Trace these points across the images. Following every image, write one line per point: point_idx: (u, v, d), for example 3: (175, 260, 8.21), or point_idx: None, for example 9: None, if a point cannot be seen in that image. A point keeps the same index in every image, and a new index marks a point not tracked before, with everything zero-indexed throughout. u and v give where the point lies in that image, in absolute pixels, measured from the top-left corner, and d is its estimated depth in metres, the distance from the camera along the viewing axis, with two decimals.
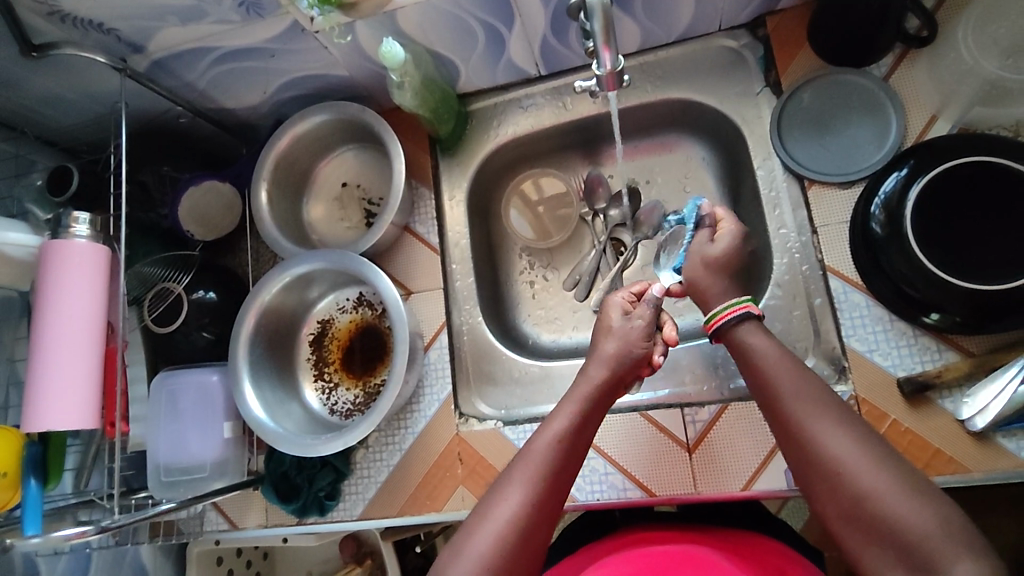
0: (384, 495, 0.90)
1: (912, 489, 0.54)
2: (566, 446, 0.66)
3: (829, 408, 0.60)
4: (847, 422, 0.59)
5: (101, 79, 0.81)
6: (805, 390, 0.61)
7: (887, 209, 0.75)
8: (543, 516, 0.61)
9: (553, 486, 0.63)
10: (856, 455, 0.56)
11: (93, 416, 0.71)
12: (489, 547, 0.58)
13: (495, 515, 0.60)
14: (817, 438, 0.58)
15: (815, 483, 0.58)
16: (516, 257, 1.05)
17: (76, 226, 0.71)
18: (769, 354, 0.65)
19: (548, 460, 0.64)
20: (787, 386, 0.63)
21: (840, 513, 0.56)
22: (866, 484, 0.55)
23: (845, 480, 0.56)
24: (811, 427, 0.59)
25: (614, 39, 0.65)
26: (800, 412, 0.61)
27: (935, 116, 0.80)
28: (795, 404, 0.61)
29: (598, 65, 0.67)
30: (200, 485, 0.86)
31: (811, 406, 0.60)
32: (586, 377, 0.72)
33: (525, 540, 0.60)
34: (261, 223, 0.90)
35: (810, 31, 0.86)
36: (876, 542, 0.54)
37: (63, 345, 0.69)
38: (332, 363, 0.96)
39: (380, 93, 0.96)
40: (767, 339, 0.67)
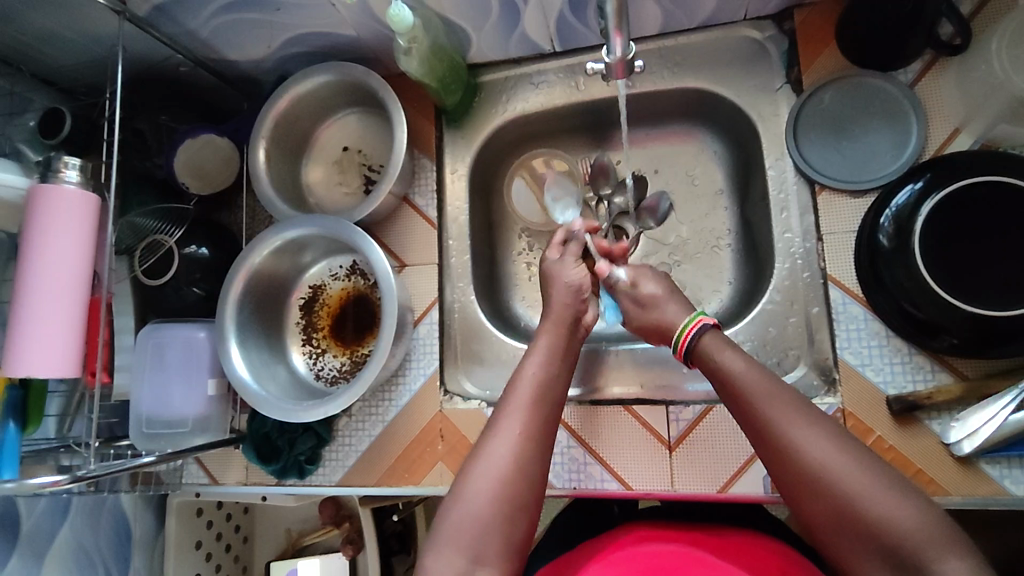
0: (364, 464, 0.91)
1: (891, 487, 0.55)
2: (542, 393, 0.66)
3: (811, 415, 0.59)
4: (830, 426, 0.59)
5: (99, 20, 0.78)
6: (783, 398, 0.61)
7: (897, 221, 0.73)
8: (535, 469, 0.61)
9: (539, 429, 0.63)
10: (841, 459, 0.56)
11: (75, 365, 0.70)
12: (489, 505, 0.58)
13: (485, 475, 0.59)
14: (797, 443, 0.58)
15: (794, 487, 0.58)
16: (515, 237, 1.03)
17: (66, 170, 0.70)
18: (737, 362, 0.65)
19: (527, 411, 0.64)
20: (765, 396, 0.61)
21: (827, 517, 0.56)
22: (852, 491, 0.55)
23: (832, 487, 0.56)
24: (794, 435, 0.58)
25: (627, 24, 0.60)
26: (780, 417, 0.60)
27: (958, 130, 0.78)
28: (784, 414, 0.60)
29: (609, 50, 0.63)
30: (180, 439, 0.87)
31: (799, 412, 0.59)
32: (546, 332, 0.73)
33: (518, 488, 0.59)
34: (257, 181, 0.88)
35: (839, 28, 0.82)
36: (860, 543, 0.55)
37: (45, 294, 0.68)
38: (321, 329, 0.96)
39: (387, 56, 0.93)
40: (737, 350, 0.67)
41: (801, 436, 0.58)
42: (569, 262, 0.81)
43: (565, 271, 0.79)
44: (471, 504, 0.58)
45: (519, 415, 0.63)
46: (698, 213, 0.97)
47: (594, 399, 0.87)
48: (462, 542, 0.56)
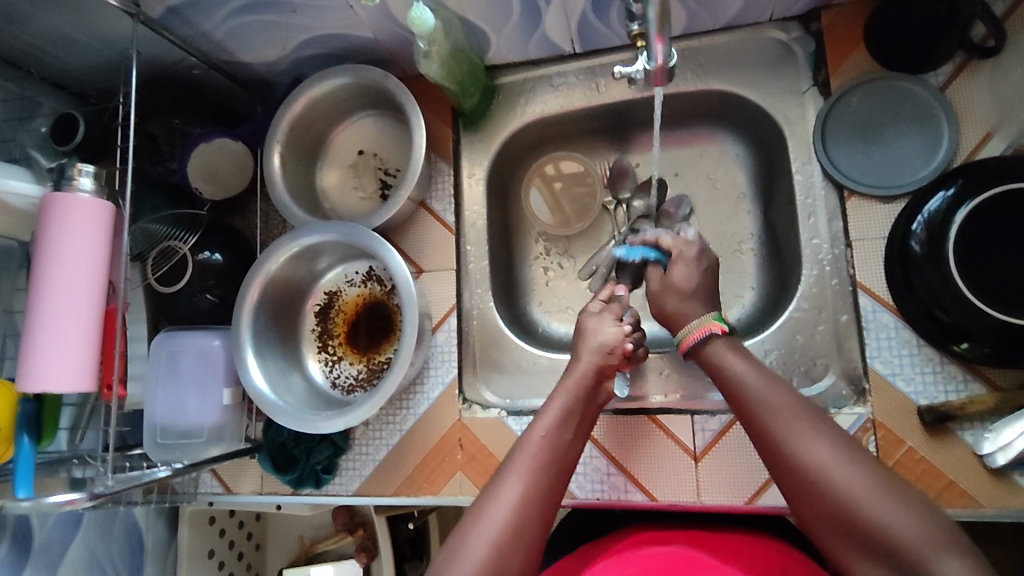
0: (381, 474, 0.89)
1: (890, 493, 0.52)
2: (552, 454, 0.63)
3: (803, 416, 0.58)
4: (821, 428, 0.57)
5: (111, 23, 0.77)
6: (778, 399, 0.59)
7: (929, 228, 0.72)
8: (534, 532, 0.58)
9: (547, 487, 0.61)
10: (828, 459, 0.54)
11: (91, 378, 0.68)
12: (483, 568, 0.55)
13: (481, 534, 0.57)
14: (790, 447, 0.56)
15: (793, 491, 0.56)
16: (532, 241, 1.02)
17: (80, 178, 0.68)
18: (736, 366, 0.64)
19: (534, 474, 0.61)
20: (768, 401, 0.59)
21: (826, 521, 0.53)
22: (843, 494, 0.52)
23: (822, 488, 0.54)
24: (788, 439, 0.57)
25: (668, 30, 0.58)
26: (772, 419, 0.58)
27: (989, 135, 0.76)
28: (773, 419, 0.58)
29: (649, 57, 0.62)
30: (195, 450, 0.85)
31: (787, 416, 0.58)
32: (567, 384, 0.70)
33: (521, 542, 0.57)
34: (272, 187, 0.86)
35: (867, 30, 0.81)
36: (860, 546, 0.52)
37: (58, 304, 0.66)
38: (337, 336, 0.94)
39: (404, 58, 0.92)
40: (740, 356, 0.65)
41: (787, 439, 0.57)
42: (606, 317, 0.77)
43: (601, 329, 0.75)
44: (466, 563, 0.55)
45: (524, 475, 0.61)
46: (720, 218, 0.95)
47: (618, 409, 0.85)
48: None
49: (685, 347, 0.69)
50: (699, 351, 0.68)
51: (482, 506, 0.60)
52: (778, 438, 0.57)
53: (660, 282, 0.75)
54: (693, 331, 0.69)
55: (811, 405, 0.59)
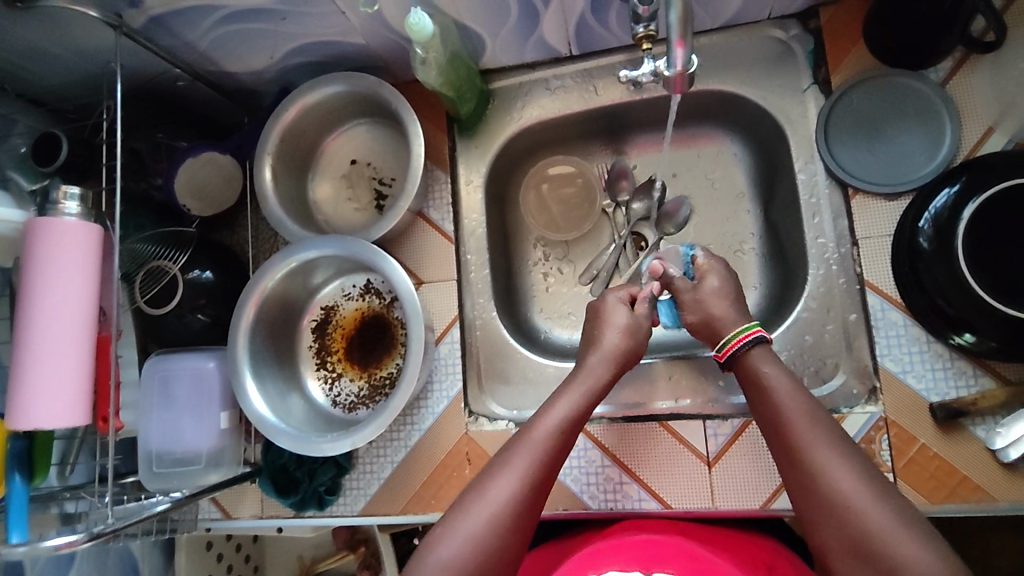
0: (387, 492, 0.87)
1: (907, 521, 0.52)
2: (567, 433, 0.66)
3: (837, 440, 0.58)
4: (852, 455, 0.57)
5: (90, 35, 0.73)
6: (810, 419, 0.60)
7: (937, 223, 0.72)
8: (538, 502, 0.62)
9: (541, 481, 0.62)
10: (850, 484, 0.55)
11: (85, 413, 0.65)
12: (479, 535, 0.58)
13: (493, 495, 0.60)
14: (816, 467, 0.57)
15: (805, 507, 0.57)
16: (531, 247, 1.00)
17: (65, 202, 0.64)
18: (777, 380, 0.64)
19: (547, 452, 0.63)
20: (799, 413, 0.61)
21: (837, 544, 0.54)
22: (862, 523, 0.53)
23: (841, 514, 0.54)
24: (818, 461, 0.57)
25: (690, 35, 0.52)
26: (807, 441, 0.58)
27: (991, 129, 0.76)
28: (805, 443, 0.59)
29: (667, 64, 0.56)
30: (193, 478, 0.82)
31: (820, 441, 0.58)
32: (578, 383, 0.70)
33: (512, 532, 0.59)
34: (264, 201, 0.83)
35: (866, 26, 0.80)
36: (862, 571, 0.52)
37: (47, 332, 0.62)
38: (335, 352, 0.92)
39: (396, 65, 0.89)
40: (777, 366, 0.66)
41: (818, 465, 0.57)
42: (635, 326, 0.76)
43: (630, 339, 0.75)
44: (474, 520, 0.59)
45: (536, 447, 0.64)
46: (719, 219, 0.94)
47: (627, 416, 0.84)
48: None
49: (722, 355, 0.71)
50: (739, 363, 0.69)
51: (495, 471, 0.62)
52: (805, 461, 0.58)
53: (692, 292, 0.76)
54: (733, 340, 0.69)
55: (848, 436, 0.59)
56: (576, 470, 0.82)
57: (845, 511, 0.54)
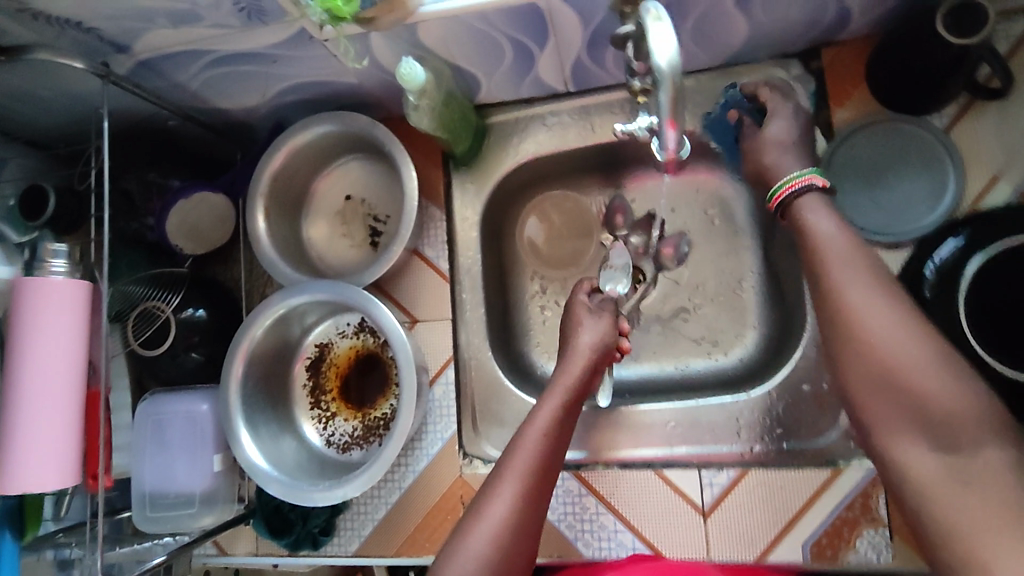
0: (381, 533, 0.87)
1: (940, 363, 0.50)
2: (556, 429, 0.66)
3: (870, 276, 0.54)
4: (887, 288, 0.53)
5: (79, 81, 0.72)
6: (847, 259, 0.56)
7: (941, 272, 0.71)
8: (536, 507, 0.61)
9: (539, 485, 0.62)
10: (880, 309, 0.52)
11: (74, 472, 0.64)
12: (487, 549, 0.57)
13: (493, 510, 0.60)
14: (849, 295, 0.54)
15: (837, 321, 0.54)
16: (528, 279, 0.98)
17: (52, 260, 0.63)
18: (816, 222, 0.59)
19: (539, 453, 0.64)
20: (840, 259, 0.56)
21: (866, 365, 0.52)
22: (891, 352, 0.51)
23: (872, 350, 0.52)
24: (849, 295, 0.54)
25: (682, 115, 0.50)
26: (840, 276, 0.55)
27: (996, 178, 0.75)
28: (836, 271, 0.55)
29: (659, 144, 0.53)
30: (187, 520, 0.82)
31: (852, 271, 0.55)
32: (560, 384, 0.70)
33: (518, 542, 0.59)
34: (257, 243, 0.82)
35: (870, 69, 0.79)
36: (889, 406, 0.51)
37: (37, 393, 0.62)
38: (330, 391, 0.91)
39: (390, 101, 0.88)
40: (827, 214, 0.60)
41: (848, 297, 0.54)
42: (604, 322, 0.77)
43: (598, 332, 0.76)
44: (481, 534, 0.58)
45: (530, 454, 0.63)
46: (718, 256, 0.92)
47: (623, 462, 0.83)
48: None
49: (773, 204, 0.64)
50: (791, 200, 0.62)
51: (494, 481, 0.62)
52: (834, 292, 0.55)
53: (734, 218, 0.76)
54: (787, 185, 0.62)
55: (886, 270, 0.55)
56: (569, 516, 0.82)
57: (877, 345, 0.51)
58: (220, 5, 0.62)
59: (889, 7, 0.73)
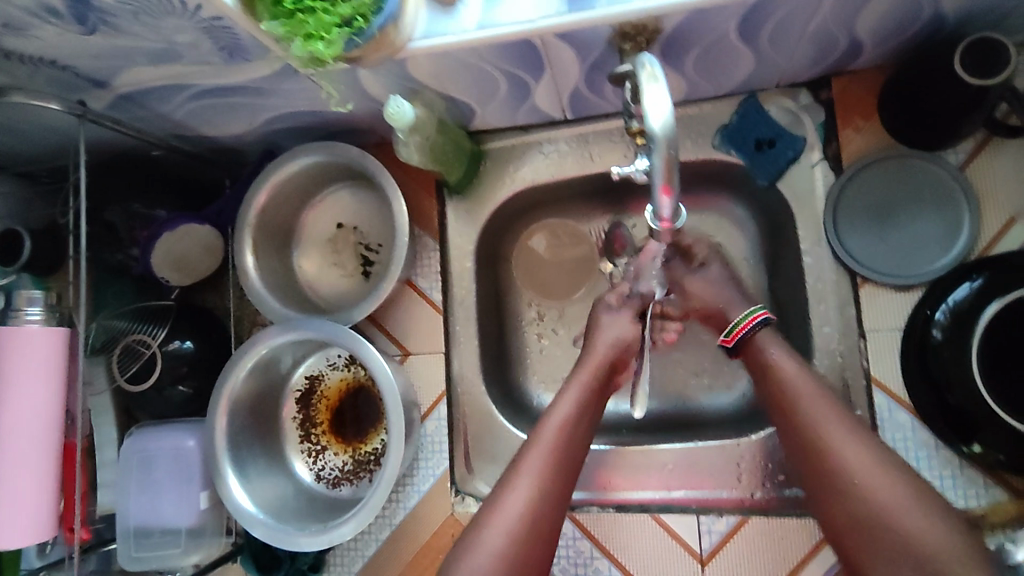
0: (372, 570, 0.85)
1: (909, 495, 0.56)
2: (571, 436, 0.66)
3: (846, 423, 0.61)
4: (860, 431, 0.61)
5: (58, 115, 0.69)
6: (819, 401, 0.63)
7: (954, 315, 0.68)
8: (554, 503, 0.62)
9: (558, 478, 0.63)
10: (856, 455, 0.59)
11: (50, 524, 0.63)
12: (503, 544, 0.58)
13: (512, 500, 0.61)
14: (827, 449, 0.60)
15: (816, 479, 0.61)
16: (524, 307, 0.95)
17: (27, 308, 0.61)
18: (786, 365, 0.67)
19: (557, 448, 0.64)
20: (812, 405, 0.63)
21: (846, 509, 0.58)
22: (873, 496, 0.57)
23: (852, 493, 0.58)
24: (823, 437, 0.61)
25: (676, 181, 0.47)
26: (813, 421, 0.62)
27: (1013, 219, 0.72)
28: (813, 413, 0.63)
29: (652, 209, 0.50)
30: (173, 559, 0.80)
31: (827, 414, 0.62)
32: (580, 375, 0.71)
33: (536, 535, 0.60)
34: (245, 277, 0.80)
35: (882, 102, 0.75)
36: (875, 547, 0.56)
37: (12, 450, 0.60)
38: (320, 424, 0.89)
39: (382, 128, 0.85)
40: (785, 351, 0.68)
41: (828, 441, 0.61)
42: (621, 316, 0.74)
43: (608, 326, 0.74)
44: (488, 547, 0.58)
45: (547, 448, 0.64)
46: None
47: (619, 504, 0.80)
48: None
49: (730, 340, 0.72)
50: (742, 349, 0.72)
51: (505, 488, 0.62)
52: (816, 431, 0.62)
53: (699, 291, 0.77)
54: (738, 327, 0.72)
55: (855, 415, 0.62)
56: (564, 560, 0.80)
57: (857, 486, 0.58)
58: (199, 44, 0.59)
59: (903, 40, 0.70)
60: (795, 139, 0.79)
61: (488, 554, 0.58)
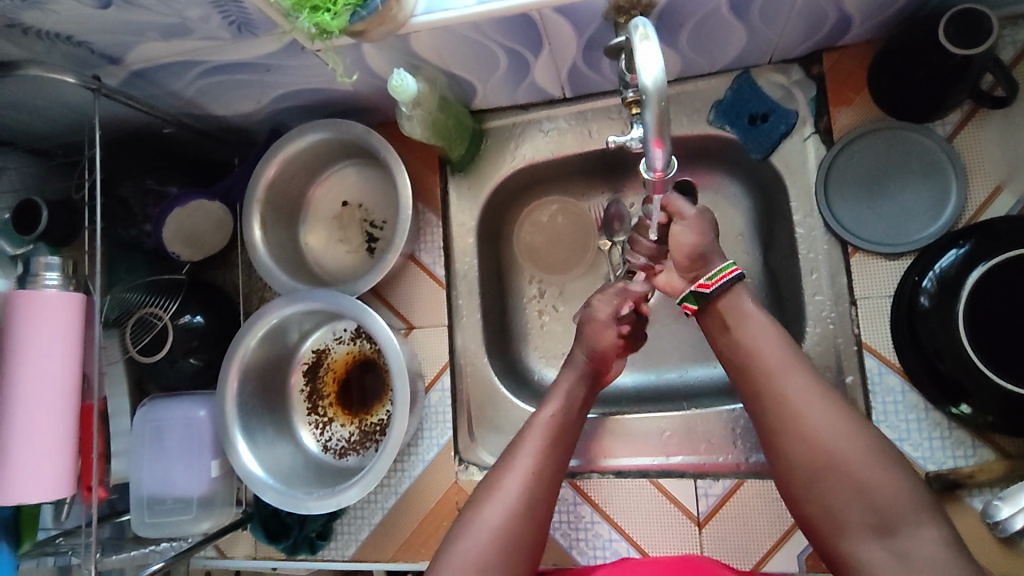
0: (377, 538, 0.88)
1: (873, 452, 0.56)
2: (562, 431, 0.67)
3: (807, 376, 0.60)
4: (819, 381, 0.60)
5: (73, 91, 0.72)
6: (782, 352, 0.60)
7: (942, 283, 0.69)
8: (548, 491, 0.63)
9: (551, 467, 0.64)
10: (812, 404, 0.58)
11: (67, 482, 0.65)
12: (500, 524, 0.59)
13: (508, 483, 0.62)
14: (791, 403, 0.58)
15: (773, 433, 0.59)
16: (525, 283, 0.97)
17: (46, 273, 0.64)
18: (752, 316, 0.63)
19: (548, 440, 0.65)
20: (774, 358, 0.60)
21: (801, 459, 0.57)
22: (827, 444, 0.56)
23: (811, 444, 0.57)
24: (784, 389, 0.59)
25: (668, 135, 0.51)
26: (775, 368, 0.60)
27: (1000, 187, 0.74)
28: (770, 361, 0.60)
29: (646, 163, 0.53)
30: (185, 526, 0.82)
31: (782, 362, 0.60)
32: (568, 373, 0.72)
33: (532, 520, 0.61)
34: (253, 250, 0.83)
35: (871, 76, 0.77)
36: (829, 492, 0.56)
37: (29, 409, 0.62)
38: (326, 397, 0.91)
39: (386, 106, 0.87)
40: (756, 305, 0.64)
41: (784, 388, 0.59)
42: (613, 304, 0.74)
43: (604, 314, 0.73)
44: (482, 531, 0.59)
45: (539, 438, 0.65)
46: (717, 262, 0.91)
47: (618, 470, 0.83)
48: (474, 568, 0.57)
49: (709, 286, 0.64)
50: (718, 299, 0.64)
51: (492, 483, 0.62)
52: (770, 380, 0.60)
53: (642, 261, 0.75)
54: (720, 274, 0.64)
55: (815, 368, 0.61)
56: (565, 525, 0.82)
57: (812, 433, 0.57)
58: (210, 19, 0.61)
59: (890, 14, 0.72)
60: (787, 113, 0.81)
61: (486, 533, 0.59)
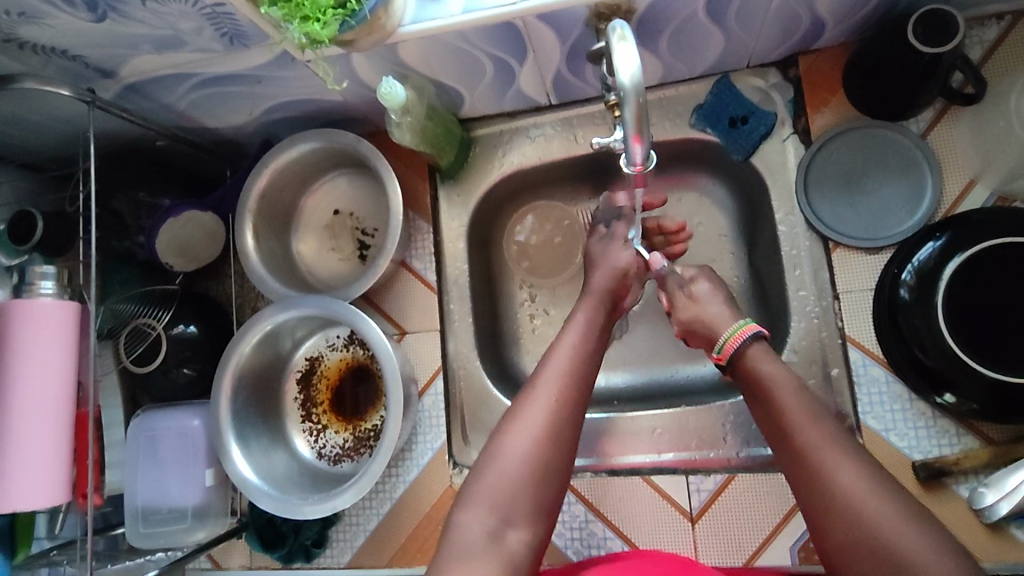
0: (373, 544, 0.88)
1: (903, 510, 0.53)
2: (583, 361, 0.67)
3: (835, 440, 0.57)
4: (848, 445, 0.57)
5: (68, 105, 0.73)
6: (814, 420, 0.58)
7: (921, 274, 0.71)
8: (573, 414, 0.63)
9: (575, 392, 0.65)
10: (840, 464, 0.56)
11: (60, 490, 0.66)
12: (528, 448, 0.60)
13: (533, 408, 0.63)
14: (823, 475, 0.56)
15: (813, 512, 0.56)
16: (516, 288, 0.98)
17: (41, 283, 0.64)
18: (780, 381, 0.62)
19: (570, 370, 0.66)
20: (811, 433, 0.58)
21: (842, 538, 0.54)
22: (866, 514, 0.53)
23: (847, 519, 0.54)
24: (820, 461, 0.56)
25: (646, 130, 0.53)
26: (807, 442, 0.57)
27: (974, 181, 0.77)
28: (801, 427, 0.58)
29: (627, 157, 0.56)
30: (179, 536, 0.82)
31: (812, 427, 0.58)
32: (587, 302, 0.74)
33: (558, 440, 0.62)
34: (246, 259, 0.84)
35: (846, 76, 0.80)
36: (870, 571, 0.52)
37: (24, 418, 0.62)
38: (320, 404, 0.92)
39: (375, 115, 0.89)
40: (779, 364, 0.64)
41: (815, 454, 0.57)
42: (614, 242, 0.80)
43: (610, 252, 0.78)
44: (497, 478, 0.59)
45: (559, 366, 0.66)
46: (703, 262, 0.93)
47: (611, 470, 0.84)
48: (495, 500, 0.58)
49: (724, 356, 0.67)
50: (739, 364, 0.66)
51: (516, 412, 0.63)
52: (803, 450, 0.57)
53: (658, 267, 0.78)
54: (733, 338, 0.66)
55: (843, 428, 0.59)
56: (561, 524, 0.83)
57: (842, 498, 0.54)
58: (202, 31, 0.63)
59: (862, 17, 0.75)
60: (767, 115, 0.83)
61: (516, 462, 0.60)
